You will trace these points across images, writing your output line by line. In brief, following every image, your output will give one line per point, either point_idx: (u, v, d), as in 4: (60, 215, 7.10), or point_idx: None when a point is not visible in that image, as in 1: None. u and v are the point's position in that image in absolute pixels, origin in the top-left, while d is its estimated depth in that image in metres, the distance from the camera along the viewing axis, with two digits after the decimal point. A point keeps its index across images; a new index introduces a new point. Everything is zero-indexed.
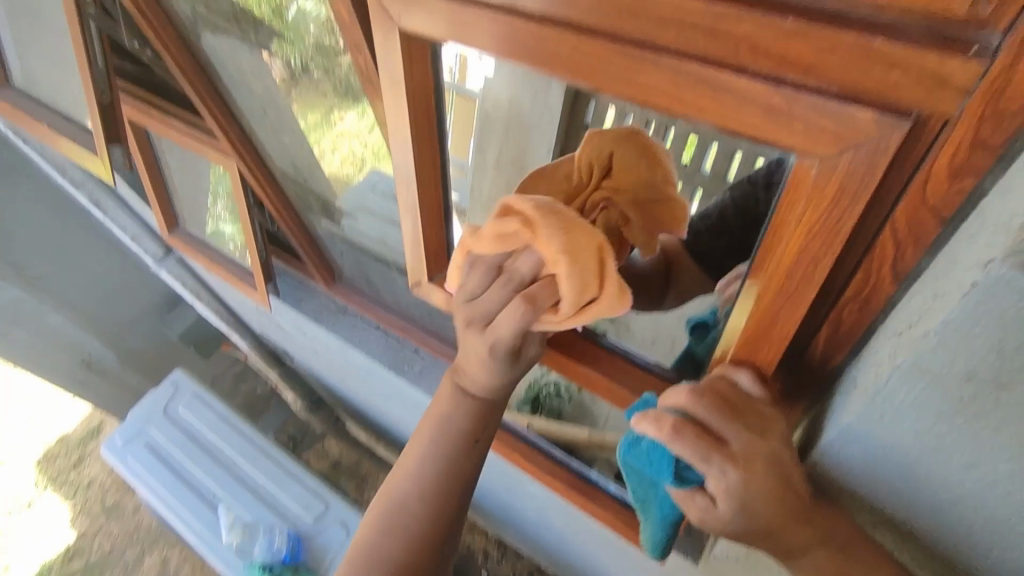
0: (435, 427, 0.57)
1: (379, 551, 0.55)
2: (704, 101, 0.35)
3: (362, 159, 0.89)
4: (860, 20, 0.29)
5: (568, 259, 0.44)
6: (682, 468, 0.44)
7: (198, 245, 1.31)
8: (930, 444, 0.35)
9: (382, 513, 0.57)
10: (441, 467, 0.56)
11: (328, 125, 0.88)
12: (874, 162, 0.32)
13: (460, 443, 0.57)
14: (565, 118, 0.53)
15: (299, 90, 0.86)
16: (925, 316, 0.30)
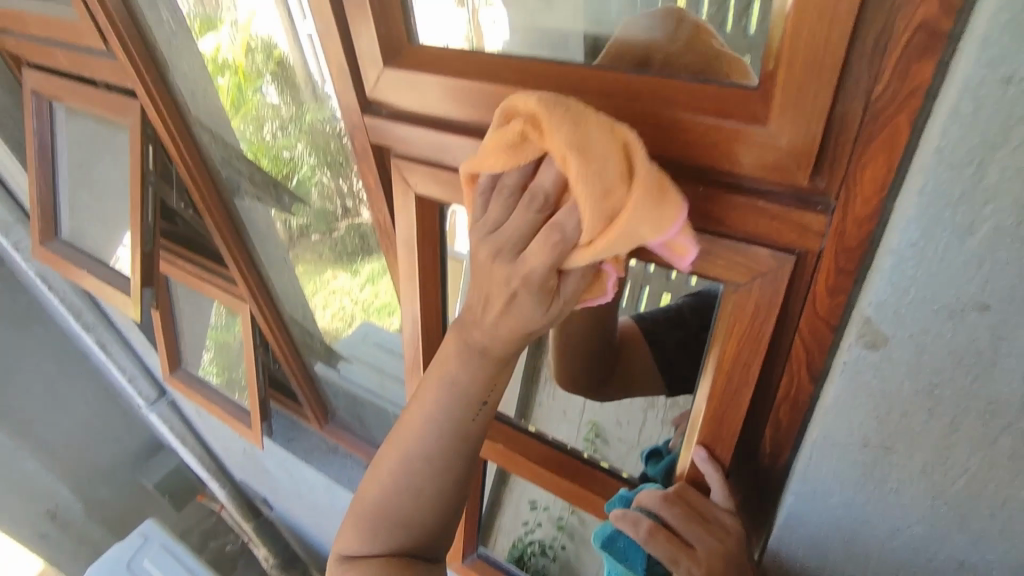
0: (436, 396, 0.49)
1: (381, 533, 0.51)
2: (650, 242, 0.47)
3: (351, 314, 1.04)
4: (743, 188, 0.41)
5: (577, 153, 0.35)
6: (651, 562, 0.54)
7: (196, 386, 1.36)
8: (859, 513, 0.42)
9: (377, 493, 0.51)
10: (440, 440, 0.49)
11: (322, 284, 1.04)
12: (776, 284, 0.43)
13: (460, 407, 0.49)
14: None
15: (299, 248, 1.02)
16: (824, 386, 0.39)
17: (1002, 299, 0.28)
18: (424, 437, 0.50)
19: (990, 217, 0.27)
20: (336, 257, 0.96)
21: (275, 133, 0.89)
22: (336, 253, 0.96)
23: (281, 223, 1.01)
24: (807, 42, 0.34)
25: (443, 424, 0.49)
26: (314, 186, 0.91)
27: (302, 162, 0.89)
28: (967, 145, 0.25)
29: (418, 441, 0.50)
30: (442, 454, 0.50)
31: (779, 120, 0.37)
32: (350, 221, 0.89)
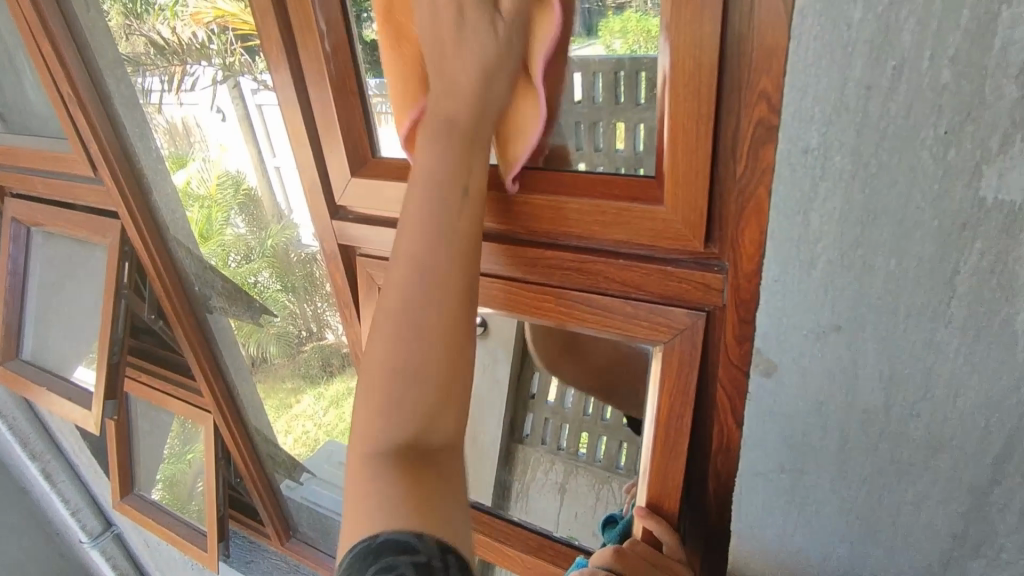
0: (407, 246, 0.42)
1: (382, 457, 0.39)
2: (587, 312, 0.54)
3: (315, 438, 1.02)
4: (656, 258, 0.50)
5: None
6: None
7: (147, 509, 1.30)
8: (793, 543, 0.45)
9: (359, 421, 0.41)
10: (423, 309, 0.40)
11: (285, 409, 1.05)
12: (694, 338, 0.50)
13: (444, 252, 0.41)
14: (511, 387, 0.67)
15: (261, 370, 1.05)
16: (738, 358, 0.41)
17: (849, 319, 0.36)
18: (403, 309, 0.40)
19: (822, 252, 0.35)
20: (299, 379, 0.99)
21: (238, 264, 0.97)
22: (303, 373, 0.98)
23: (246, 351, 1.06)
24: (683, 139, 0.44)
25: (423, 285, 0.40)
26: (279, 308, 0.96)
27: (271, 287, 0.96)
28: (793, 198, 0.34)
29: (398, 322, 0.40)
30: (428, 325, 0.40)
31: (672, 200, 0.46)
32: (316, 341, 0.93)
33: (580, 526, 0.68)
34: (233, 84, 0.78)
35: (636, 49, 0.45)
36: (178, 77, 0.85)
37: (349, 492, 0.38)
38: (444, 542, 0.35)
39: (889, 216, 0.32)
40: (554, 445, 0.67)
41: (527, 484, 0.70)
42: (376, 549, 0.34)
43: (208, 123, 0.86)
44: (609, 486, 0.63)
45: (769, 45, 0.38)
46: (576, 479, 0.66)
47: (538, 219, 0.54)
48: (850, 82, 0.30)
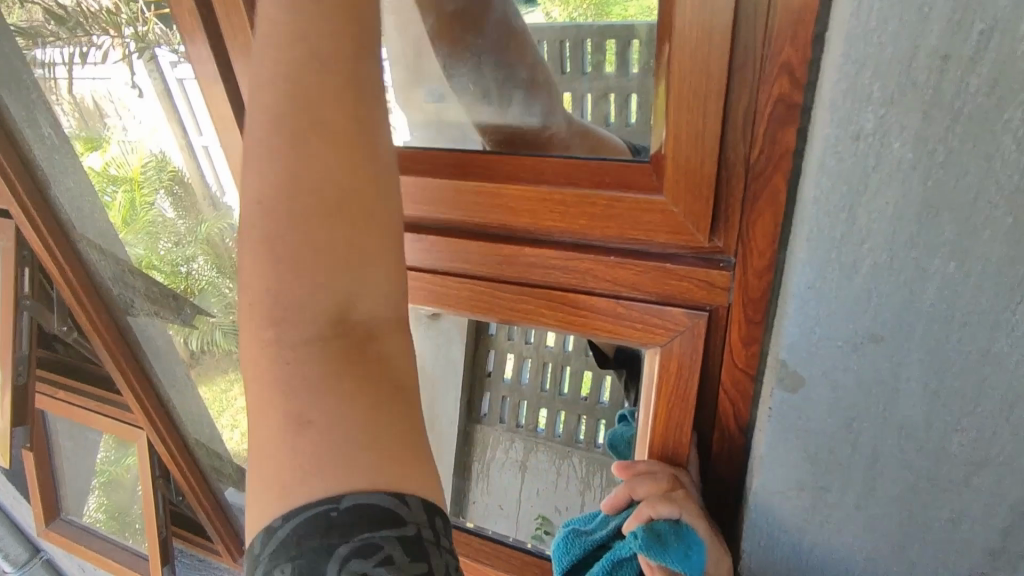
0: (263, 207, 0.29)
1: (308, 414, 0.28)
2: (572, 314, 0.48)
3: None
4: (653, 253, 0.44)
5: None
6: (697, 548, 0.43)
7: (77, 533, 1.18)
8: (813, 560, 0.41)
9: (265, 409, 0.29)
10: (290, 238, 0.28)
11: (228, 402, 0.93)
12: (695, 341, 0.45)
13: (317, 172, 0.29)
14: (467, 367, 0.60)
15: (201, 364, 0.93)
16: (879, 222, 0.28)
17: (894, 329, 0.31)
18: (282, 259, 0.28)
19: (868, 254, 0.30)
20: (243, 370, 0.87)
21: (168, 250, 0.85)
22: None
23: (180, 343, 0.93)
24: (688, 120, 0.38)
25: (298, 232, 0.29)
26: (216, 299, 0.85)
27: (205, 274, 0.84)
28: (839, 193, 0.29)
29: (277, 281, 0.29)
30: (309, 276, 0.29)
31: (673, 188, 0.40)
32: None
33: (546, 504, 0.62)
34: (149, 56, 0.67)
35: (630, 14, 0.39)
36: (76, 48, 0.72)
37: (280, 464, 0.28)
38: (426, 500, 0.30)
39: (954, 211, 0.27)
40: (513, 423, 0.62)
41: (486, 466, 0.64)
42: (343, 522, 0.27)
43: (122, 98, 0.73)
44: (570, 462, 0.60)
45: (797, 8, 0.33)
46: (536, 455, 0.62)
47: (515, 209, 0.46)
48: (921, 52, 0.25)
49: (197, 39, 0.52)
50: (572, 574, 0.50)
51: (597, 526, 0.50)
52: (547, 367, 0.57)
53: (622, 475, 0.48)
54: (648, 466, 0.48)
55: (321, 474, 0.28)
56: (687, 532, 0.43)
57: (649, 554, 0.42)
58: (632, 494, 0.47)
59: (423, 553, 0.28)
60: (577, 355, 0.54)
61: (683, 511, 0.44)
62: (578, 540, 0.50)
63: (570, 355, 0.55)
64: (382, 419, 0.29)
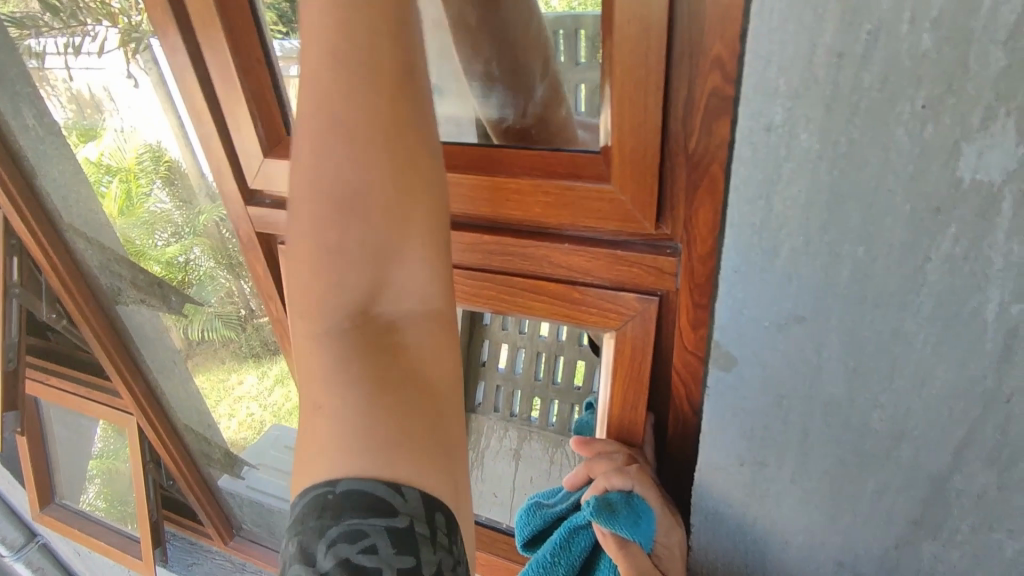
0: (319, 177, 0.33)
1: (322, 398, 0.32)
2: (533, 300, 0.50)
3: (261, 421, 0.94)
4: (606, 241, 0.46)
5: None
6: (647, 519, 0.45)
7: (70, 516, 1.21)
8: (753, 532, 0.43)
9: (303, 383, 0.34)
10: (331, 235, 0.33)
11: (226, 392, 0.95)
12: (647, 325, 0.47)
13: (347, 189, 0.32)
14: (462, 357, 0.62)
15: (197, 353, 0.94)
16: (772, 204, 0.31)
17: (813, 310, 0.33)
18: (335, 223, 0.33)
19: (786, 239, 0.32)
20: (240, 357, 0.89)
21: (167, 241, 0.86)
22: (244, 352, 0.88)
23: (178, 332, 0.95)
24: (631, 112, 0.40)
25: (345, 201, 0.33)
26: (214, 289, 0.86)
27: (204, 265, 0.85)
28: (755, 181, 0.31)
29: (307, 286, 0.34)
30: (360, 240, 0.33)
31: (621, 179, 0.42)
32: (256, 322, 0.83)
33: (535, 490, 0.65)
34: (144, 49, 0.67)
35: (578, 6, 0.40)
36: (72, 38, 0.73)
37: (309, 440, 0.32)
38: (428, 495, 0.32)
39: (859, 198, 0.29)
40: (507, 412, 0.64)
41: (480, 454, 0.66)
42: (337, 504, 0.30)
43: (117, 90, 0.74)
44: (562, 450, 0.62)
45: (723, 5, 0.34)
46: (529, 444, 0.64)
47: (476, 200, 0.48)
48: (820, 49, 0.27)
49: (169, 35, 0.53)
50: (533, 544, 0.53)
51: (559, 501, 0.52)
52: (542, 359, 0.58)
53: (581, 451, 0.51)
54: (604, 446, 0.50)
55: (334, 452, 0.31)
56: (638, 502, 0.45)
57: (600, 521, 0.44)
58: (589, 473, 0.49)
59: (412, 545, 0.30)
60: (569, 346, 0.56)
61: (635, 483, 0.46)
62: (539, 512, 0.52)
63: (562, 344, 0.56)
64: (394, 419, 0.32)
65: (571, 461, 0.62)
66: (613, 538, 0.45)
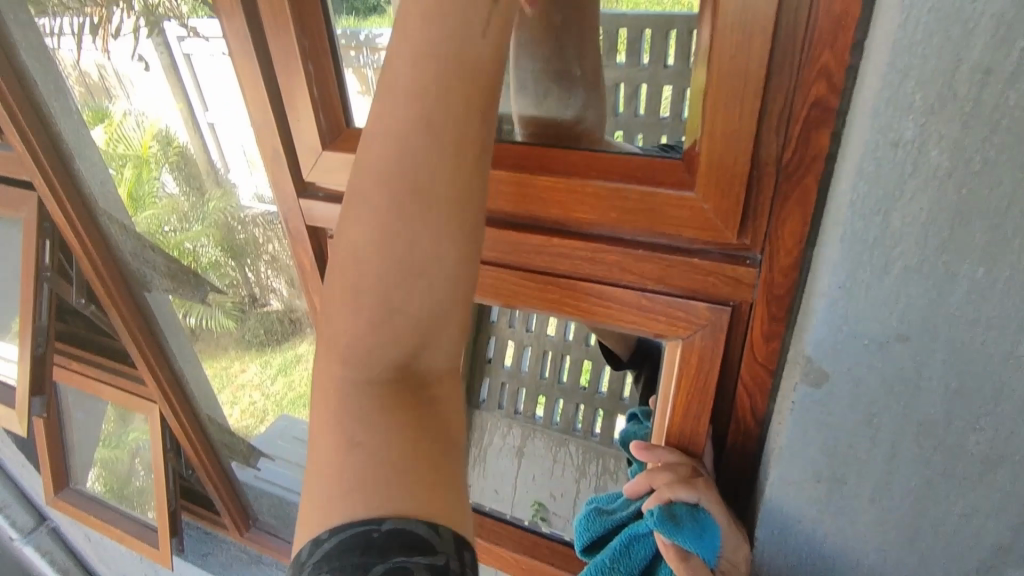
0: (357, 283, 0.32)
1: (361, 436, 0.32)
2: (597, 306, 0.50)
3: (264, 410, 0.94)
4: (681, 248, 0.45)
5: None
6: (711, 536, 0.44)
7: (85, 503, 1.20)
8: (826, 552, 0.42)
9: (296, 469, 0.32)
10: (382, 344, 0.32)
11: (230, 379, 0.95)
12: (716, 336, 0.46)
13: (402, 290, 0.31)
14: (469, 355, 0.64)
15: (203, 339, 0.94)
16: (888, 230, 0.31)
17: (919, 329, 0.32)
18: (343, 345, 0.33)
19: (898, 258, 0.31)
20: (244, 346, 0.90)
21: (174, 228, 0.86)
22: (248, 341, 0.89)
23: (184, 320, 0.95)
24: (723, 120, 0.39)
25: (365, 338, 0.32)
26: (220, 276, 0.87)
27: (211, 255, 0.85)
28: (874, 198, 0.30)
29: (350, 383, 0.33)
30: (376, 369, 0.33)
31: (704, 185, 0.41)
32: (260, 309, 0.84)
33: (538, 488, 0.67)
34: (158, 32, 0.69)
35: (667, 5, 0.41)
36: (90, 18, 0.73)
37: (320, 471, 0.32)
38: (456, 533, 0.31)
39: (986, 218, 0.29)
40: (511, 409, 0.66)
41: (483, 451, 0.67)
42: (383, 543, 0.29)
43: (127, 73, 0.75)
44: (566, 449, 0.63)
45: (838, 14, 0.34)
46: (533, 442, 0.66)
47: (543, 202, 0.48)
48: (966, 64, 0.26)
49: (234, 23, 0.52)
50: (592, 549, 0.53)
51: (619, 508, 0.52)
52: (547, 358, 0.60)
53: (642, 457, 0.51)
54: (667, 457, 0.50)
55: (354, 497, 0.30)
56: (704, 518, 0.44)
57: (663, 532, 0.44)
58: (650, 485, 0.49)
59: None
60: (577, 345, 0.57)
61: (701, 497, 0.46)
62: (600, 519, 0.52)
63: (570, 343, 0.57)
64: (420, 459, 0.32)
65: (576, 460, 0.63)
66: (674, 551, 0.45)
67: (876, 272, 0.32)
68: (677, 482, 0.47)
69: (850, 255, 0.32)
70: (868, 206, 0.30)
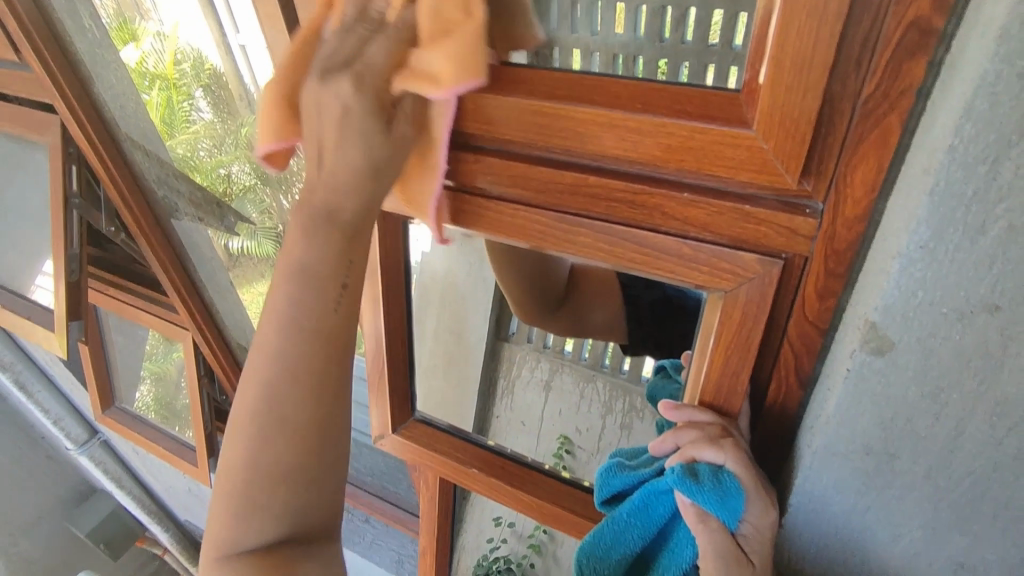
0: (271, 302, 0.43)
1: (267, 449, 0.43)
2: (633, 253, 0.45)
3: None
4: (732, 192, 0.40)
5: None
6: (727, 499, 0.41)
7: (128, 420, 1.26)
8: (869, 525, 0.40)
9: (246, 447, 0.43)
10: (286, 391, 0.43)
11: (264, 305, 0.90)
12: (764, 290, 0.42)
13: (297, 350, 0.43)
14: (498, 288, 0.61)
15: (238, 268, 0.91)
16: (999, 177, 0.26)
17: (1013, 298, 0.28)
18: (280, 347, 0.42)
19: (1003, 215, 0.26)
20: None
21: (210, 153, 0.83)
22: None
23: (220, 244, 0.92)
24: (796, 43, 0.33)
25: (273, 379, 0.43)
26: (255, 204, 0.83)
27: (245, 180, 0.83)
28: (983, 141, 0.25)
29: (256, 425, 0.43)
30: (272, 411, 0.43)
31: (768, 122, 0.36)
32: None
33: (564, 423, 0.65)
34: None
35: None
36: None
37: (236, 467, 0.43)
38: None
39: None
40: (540, 343, 0.63)
41: (511, 381, 0.66)
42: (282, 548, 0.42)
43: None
44: (593, 385, 0.62)
45: None
46: (561, 377, 0.64)
47: (578, 138, 0.43)
48: None
49: None
50: (611, 502, 0.51)
51: (642, 465, 0.50)
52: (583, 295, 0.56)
53: (671, 417, 0.48)
54: (697, 416, 0.47)
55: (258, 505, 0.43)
56: (728, 480, 0.42)
57: (681, 489, 0.42)
58: (676, 443, 0.46)
59: None
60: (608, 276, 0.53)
61: (727, 458, 0.43)
62: (621, 473, 0.50)
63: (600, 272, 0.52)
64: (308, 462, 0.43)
65: (604, 398, 0.62)
66: (692, 508, 0.42)
67: (975, 230, 0.27)
68: (704, 440, 0.44)
69: (945, 207, 0.27)
70: (977, 149, 0.25)
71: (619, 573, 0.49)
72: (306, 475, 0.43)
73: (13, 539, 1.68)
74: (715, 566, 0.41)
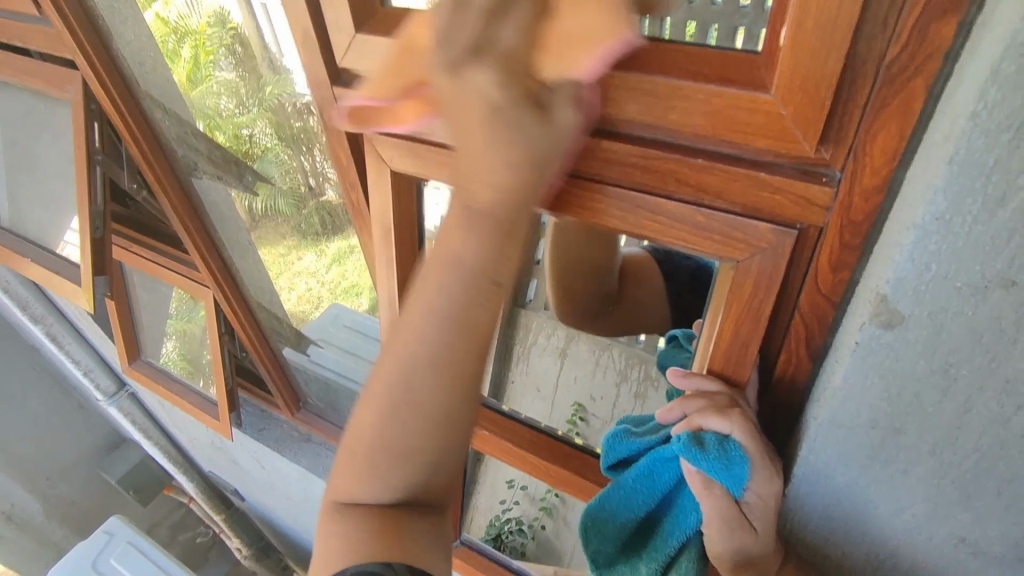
0: (432, 286, 0.38)
1: (383, 455, 0.41)
2: (645, 219, 0.45)
3: (317, 297, 0.93)
4: (747, 159, 0.39)
5: None
6: (733, 467, 0.41)
7: (154, 374, 1.31)
8: (868, 496, 0.40)
9: (376, 417, 0.40)
10: (417, 386, 0.39)
11: (285, 266, 0.94)
12: (776, 261, 0.41)
13: (425, 341, 0.39)
14: None
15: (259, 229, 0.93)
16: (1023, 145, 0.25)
17: None
18: (439, 327, 0.38)
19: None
20: (298, 235, 0.87)
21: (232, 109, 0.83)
22: (302, 230, 0.86)
23: (241, 205, 0.94)
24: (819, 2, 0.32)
25: (402, 365, 0.39)
26: (276, 163, 0.84)
27: (267, 141, 0.83)
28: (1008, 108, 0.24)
29: (386, 391, 0.40)
30: (397, 407, 0.40)
31: (787, 87, 0.35)
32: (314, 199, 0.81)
33: (580, 390, 0.66)
34: None
35: None
36: None
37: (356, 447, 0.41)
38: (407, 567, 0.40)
39: None
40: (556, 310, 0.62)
41: (527, 349, 0.66)
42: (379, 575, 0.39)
43: None
44: (608, 354, 0.62)
45: None
46: (578, 345, 0.64)
47: None
48: None
49: None
50: (617, 467, 0.52)
51: (648, 432, 0.50)
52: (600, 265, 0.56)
53: (679, 384, 0.48)
54: (705, 385, 0.46)
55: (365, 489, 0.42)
56: (733, 449, 0.42)
57: (687, 458, 0.42)
58: (682, 411, 0.46)
59: None
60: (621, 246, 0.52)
61: (734, 427, 0.42)
62: (627, 440, 0.51)
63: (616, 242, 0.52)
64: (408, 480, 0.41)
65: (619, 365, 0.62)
66: (697, 476, 0.43)
67: (995, 201, 0.26)
68: (710, 409, 0.44)
69: (967, 177, 0.26)
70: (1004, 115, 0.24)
71: (625, 534, 0.51)
72: (419, 481, 0.41)
73: (49, 483, 1.77)
74: (716, 529, 0.43)
